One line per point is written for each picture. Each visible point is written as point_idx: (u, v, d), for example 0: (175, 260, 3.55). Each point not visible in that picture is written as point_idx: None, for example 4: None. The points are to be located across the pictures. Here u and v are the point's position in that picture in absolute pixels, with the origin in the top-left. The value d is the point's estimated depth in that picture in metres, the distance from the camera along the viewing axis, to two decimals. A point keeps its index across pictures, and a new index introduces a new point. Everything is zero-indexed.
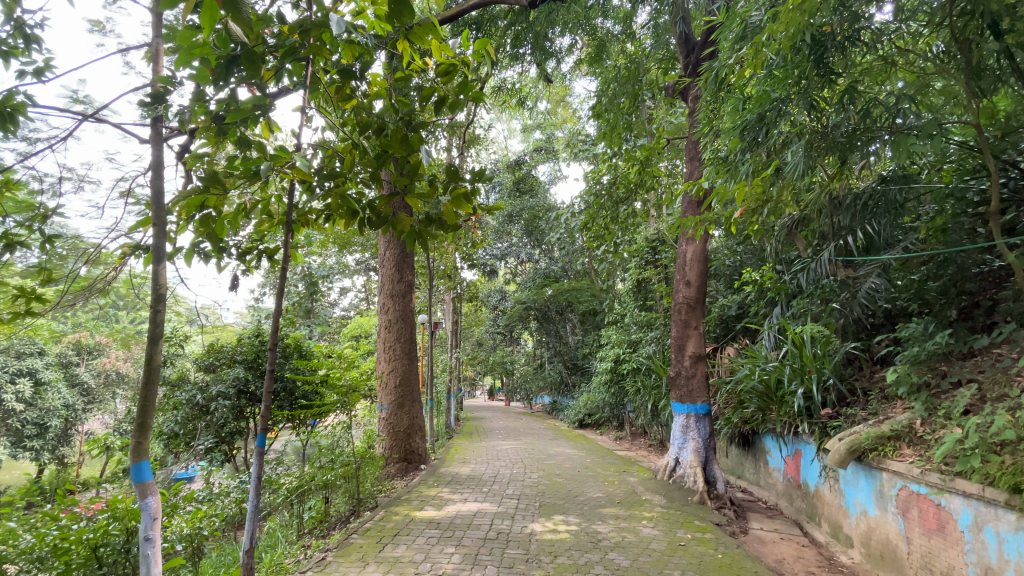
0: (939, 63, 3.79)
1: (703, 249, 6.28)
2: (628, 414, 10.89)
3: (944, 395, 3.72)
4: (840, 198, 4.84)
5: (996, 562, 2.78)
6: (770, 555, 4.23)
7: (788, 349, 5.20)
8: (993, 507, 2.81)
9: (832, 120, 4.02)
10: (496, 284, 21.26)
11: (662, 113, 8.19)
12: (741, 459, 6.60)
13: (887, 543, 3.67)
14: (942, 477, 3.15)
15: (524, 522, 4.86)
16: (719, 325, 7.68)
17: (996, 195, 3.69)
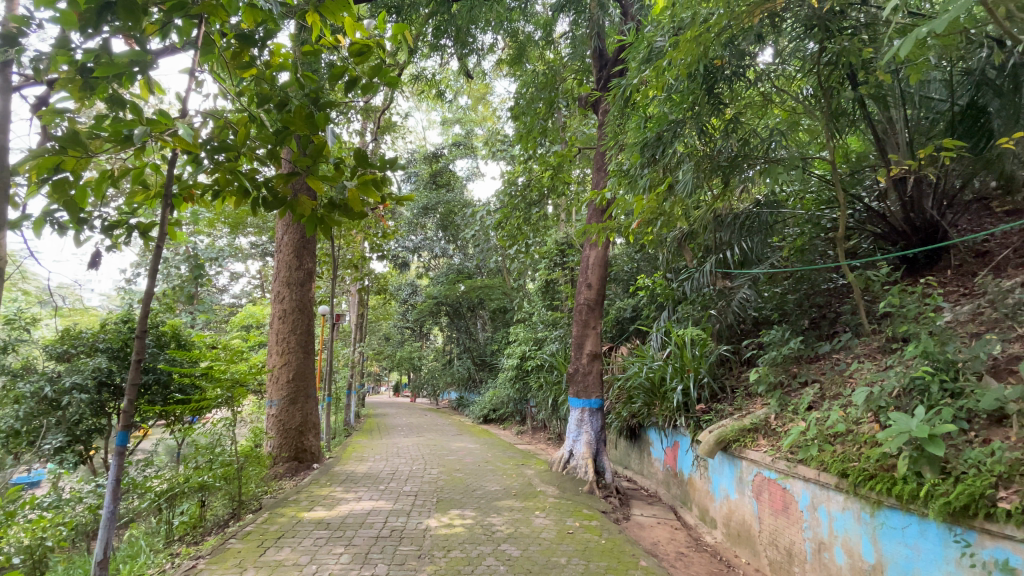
0: (807, 105, 4.34)
1: (605, 254, 6.65)
2: (530, 410, 11.22)
3: (794, 393, 4.30)
4: (723, 217, 5.23)
5: (827, 537, 3.27)
6: (647, 539, 4.61)
7: (672, 349, 5.68)
8: (826, 489, 3.29)
9: (718, 145, 4.45)
10: (408, 277, 20.78)
11: (576, 123, 8.56)
12: (628, 451, 7.11)
13: (744, 523, 4.17)
14: (788, 464, 3.64)
15: (419, 518, 4.81)
16: (615, 325, 8.19)
17: (843, 224, 4.33)
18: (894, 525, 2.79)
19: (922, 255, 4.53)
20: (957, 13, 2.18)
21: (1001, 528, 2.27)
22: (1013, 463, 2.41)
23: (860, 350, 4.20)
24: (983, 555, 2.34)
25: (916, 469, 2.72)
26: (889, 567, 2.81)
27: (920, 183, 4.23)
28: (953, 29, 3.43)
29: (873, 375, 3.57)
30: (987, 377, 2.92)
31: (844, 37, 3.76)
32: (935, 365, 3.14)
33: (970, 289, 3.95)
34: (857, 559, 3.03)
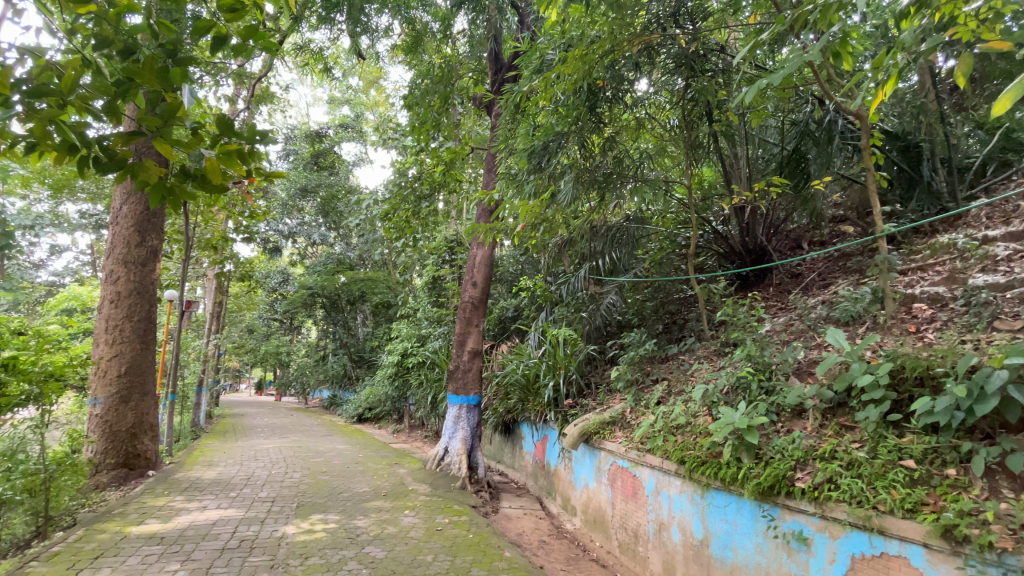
0: (673, 134, 4.86)
1: (491, 254, 6.75)
2: (408, 407, 11.02)
3: (647, 389, 4.80)
4: (597, 228, 5.60)
5: (666, 517, 3.70)
6: (513, 530, 4.80)
7: (547, 348, 5.98)
8: (667, 475, 3.72)
9: (597, 161, 4.78)
10: (280, 264, 19.11)
11: (470, 121, 8.61)
12: (501, 446, 7.32)
13: (600, 509, 4.54)
14: (639, 453, 4.04)
15: (275, 525, 4.45)
16: (497, 324, 8.37)
17: (694, 242, 4.93)
18: (718, 504, 3.25)
19: (753, 273, 5.34)
20: (789, 71, 2.59)
21: (797, 504, 2.74)
22: (807, 449, 2.94)
23: (701, 352, 4.83)
24: (783, 527, 2.82)
25: (737, 455, 3.19)
26: (713, 540, 3.27)
27: (755, 213, 4.96)
28: (786, 85, 4.08)
29: (710, 375, 4.11)
30: (792, 377, 3.53)
31: (705, 78, 4.29)
32: (756, 366, 3.71)
33: (785, 305, 4.73)
34: (689, 535, 3.47)
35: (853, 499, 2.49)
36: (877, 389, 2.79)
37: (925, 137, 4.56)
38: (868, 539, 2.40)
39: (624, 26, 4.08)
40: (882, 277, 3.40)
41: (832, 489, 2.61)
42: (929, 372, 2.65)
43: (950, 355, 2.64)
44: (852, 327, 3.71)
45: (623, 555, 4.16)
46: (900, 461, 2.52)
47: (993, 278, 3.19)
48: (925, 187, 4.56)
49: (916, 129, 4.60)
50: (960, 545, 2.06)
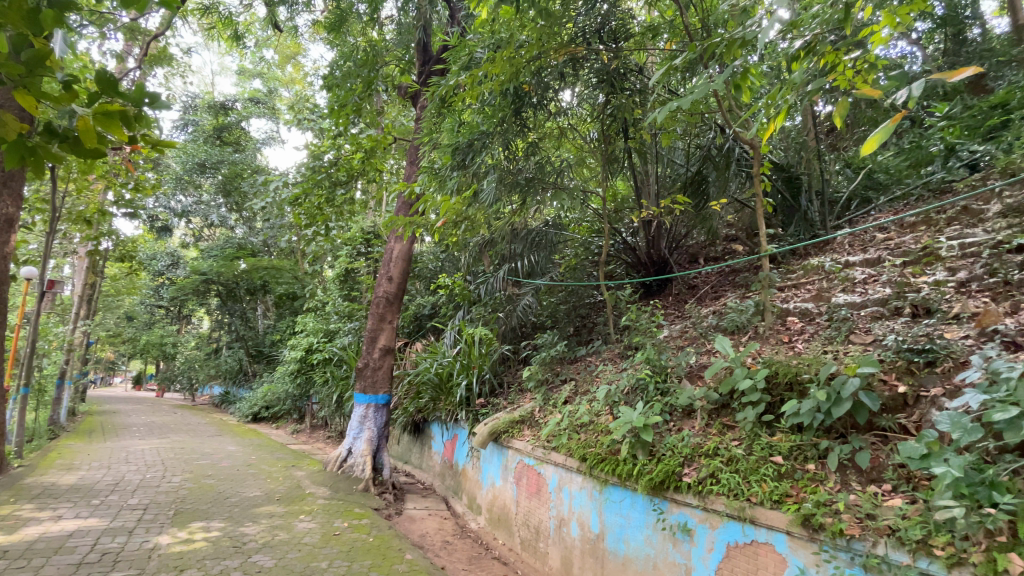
0: (592, 146, 5.07)
1: (410, 249, 6.55)
2: (311, 406, 10.42)
3: (556, 389, 4.94)
4: (517, 231, 5.80)
5: (567, 513, 3.84)
6: (416, 532, 4.71)
7: (461, 347, 5.95)
8: (570, 472, 3.85)
9: (519, 164, 4.85)
10: (170, 246, 17.20)
11: (395, 110, 8.35)
12: (409, 446, 7.16)
13: (504, 507, 4.60)
14: (544, 451, 4.14)
15: (147, 536, 3.97)
16: (412, 321, 8.15)
17: (605, 250, 5.17)
18: (615, 499, 3.43)
19: (656, 282, 5.70)
20: (697, 97, 2.79)
21: (683, 498, 2.97)
22: (694, 446, 3.18)
23: (607, 354, 5.06)
24: (670, 519, 3.03)
25: (633, 452, 3.39)
26: (608, 534, 3.44)
27: (660, 227, 5.31)
28: (693, 110, 4.42)
29: (614, 376, 4.32)
30: (685, 380, 3.80)
31: (623, 95, 4.53)
32: (654, 368, 3.96)
33: (682, 313, 5.11)
34: (586, 530, 3.62)
35: (731, 492, 2.74)
36: (755, 392, 3.09)
37: (804, 170, 5.13)
38: (741, 528, 2.65)
39: (552, 35, 4.20)
40: (764, 292, 3.79)
41: (713, 483, 2.86)
42: (797, 378, 2.99)
43: (814, 364, 2.99)
44: (738, 335, 4.09)
45: (524, 552, 4.25)
46: (771, 457, 2.80)
47: (852, 298, 3.66)
48: (802, 215, 5.15)
49: (797, 163, 5.14)
50: (817, 532, 2.33)
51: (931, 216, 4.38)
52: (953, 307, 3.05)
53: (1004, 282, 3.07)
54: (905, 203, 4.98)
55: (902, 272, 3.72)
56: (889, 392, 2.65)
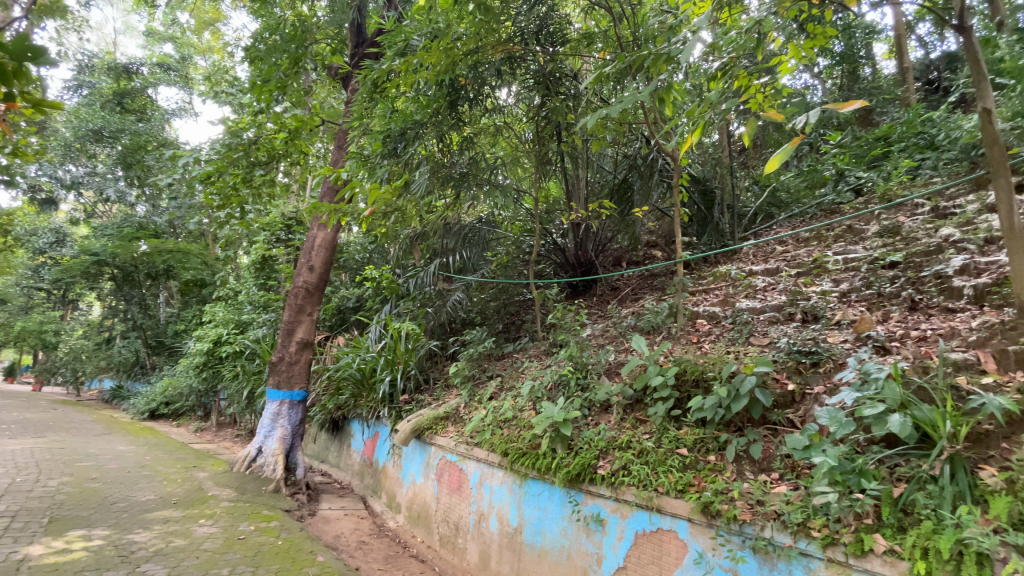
0: (527, 146, 5.14)
1: (334, 238, 6.26)
2: (219, 402, 9.67)
3: (482, 385, 4.95)
4: (450, 225, 5.71)
5: (487, 508, 3.86)
6: (330, 533, 4.52)
7: (386, 341, 5.79)
8: (491, 467, 3.88)
9: (453, 158, 4.83)
10: (54, 221, 15.20)
11: (324, 92, 7.96)
12: (327, 444, 6.86)
13: (424, 505, 4.54)
14: (467, 447, 4.14)
15: (11, 547, 3.49)
16: (335, 314, 7.80)
17: (535, 249, 5.25)
18: (534, 493, 3.50)
19: (583, 283, 5.89)
20: (625, 106, 2.91)
21: (598, 489, 3.10)
22: (610, 440, 3.32)
23: (533, 351, 5.14)
24: (585, 510, 3.16)
25: (553, 446, 3.48)
26: (526, 527, 3.51)
27: (588, 230, 5.50)
28: (622, 119, 4.61)
29: (538, 372, 4.41)
30: (604, 376, 3.95)
31: (557, 98, 4.63)
32: (576, 365, 4.09)
33: (605, 313, 5.30)
34: (505, 524, 3.67)
35: (640, 483, 2.90)
36: (666, 388, 3.28)
37: (718, 184, 5.49)
38: (649, 517, 2.81)
39: (490, 31, 4.21)
40: (678, 296, 4.03)
41: (625, 474, 3.00)
42: (703, 376, 3.21)
43: (718, 363, 3.23)
44: (654, 335, 4.33)
45: (442, 548, 4.22)
46: (677, 449, 2.98)
47: (753, 303, 3.99)
48: (714, 225, 5.53)
49: (712, 177, 5.51)
50: (714, 518, 2.53)
51: (822, 232, 4.88)
52: (835, 314, 3.43)
53: (877, 293, 3.47)
54: (801, 220, 5.51)
55: (796, 282, 4.10)
56: (780, 389, 2.92)
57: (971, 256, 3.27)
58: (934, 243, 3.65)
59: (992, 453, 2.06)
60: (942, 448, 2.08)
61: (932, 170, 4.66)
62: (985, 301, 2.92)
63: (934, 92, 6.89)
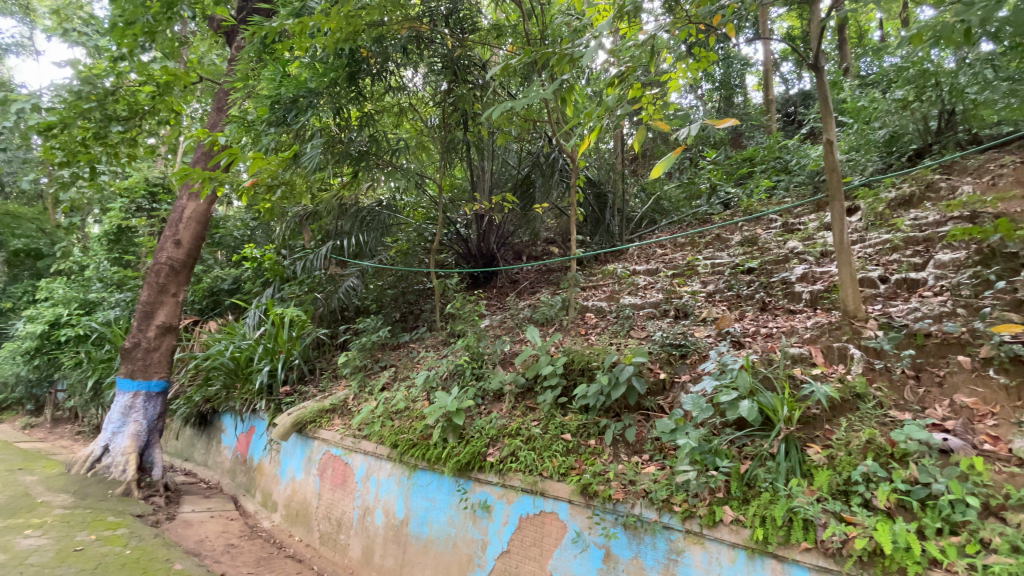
0: (431, 131, 5.05)
1: (208, 211, 5.60)
2: (56, 394, 8.25)
3: (373, 375, 4.77)
4: (346, 206, 5.36)
5: (372, 501, 3.74)
6: (192, 537, 4.07)
7: (268, 328, 5.33)
8: (379, 460, 3.76)
9: (351, 135, 4.64)
10: None
11: (204, 46, 7.09)
12: (192, 441, 6.16)
13: (304, 501, 4.28)
14: (354, 441, 3.97)
15: None
16: (207, 297, 7.02)
17: (437, 238, 5.17)
18: (422, 484, 3.45)
19: (483, 274, 5.94)
20: (528, 100, 2.95)
21: (486, 477, 3.15)
22: (500, 427, 3.37)
23: (428, 341, 5.06)
24: (472, 498, 3.19)
25: (444, 436, 3.45)
26: (412, 519, 3.45)
27: (491, 222, 5.56)
28: (528, 115, 4.70)
29: (433, 362, 4.35)
30: (498, 366, 4.00)
31: (464, 86, 4.63)
32: (471, 356, 4.10)
33: (503, 305, 5.37)
34: (391, 517, 3.57)
35: (526, 468, 3.00)
36: (555, 376, 3.42)
37: (611, 188, 5.83)
38: (533, 501, 2.92)
39: (396, 7, 4.07)
40: (571, 290, 4.21)
41: (513, 461, 3.08)
42: (589, 365, 3.40)
43: (603, 353, 3.43)
44: (546, 327, 4.49)
45: (323, 546, 4.01)
46: (562, 434, 3.11)
47: (636, 300, 4.31)
48: (606, 227, 5.87)
49: (606, 180, 5.84)
50: (592, 499, 2.69)
51: (697, 239, 5.41)
52: (702, 312, 3.82)
53: (736, 294, 3.93)
54: (679, 227, 6.04)
55: (672, 282, 4.48)
56: (654, 377, 3.18)
57: (810, 266, 3.81)
58: (783, 253, 4.20)
59: (817, 433, 2.42)
60: (780, 430, 2.39)
61: (785, 191, 5.37)
62: (817, 305, 3.40)
63: (791, 124, 7.93)
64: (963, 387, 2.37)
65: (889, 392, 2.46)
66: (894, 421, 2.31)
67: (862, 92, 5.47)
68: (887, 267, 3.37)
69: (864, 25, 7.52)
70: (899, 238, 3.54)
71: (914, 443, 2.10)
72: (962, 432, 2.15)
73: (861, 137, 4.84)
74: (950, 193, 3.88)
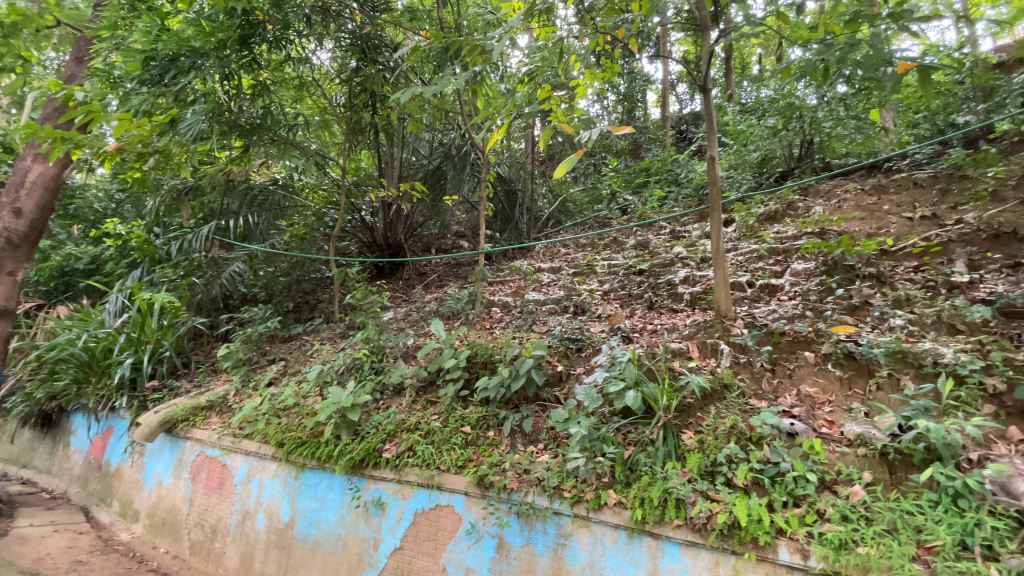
0: (336, 111, 4.79)
1: (59, 176, 4.79)
2: None
3: (259, 369, 4.41)
4: (234, 183, 4.92)
5: (253, 505, 3.45)
6: (26, 557, 3.47)
7: (132, 315, 4.70)
8: (262, 460, 3.49)
9: (241, 105, 4.27)
10: None
11: None
12: (32, 445, 5.26)
13: (172, 508, 3.84)
14: (233, 440, 3.65)
15: None
16: (56, 278, 6.02)
17: (338, 224, 4.90)
18: (310, 484, 3.26)
19: (388, 265, 5.78)
20: (436, 88, 2.88)
21: (380, 474, 3.06)
22: (398, 422, 3.29)
23: (324, 333, 4.79)
24: (365, 496, 3.07)
25: (337, 433, 3.28)
26: (298, 521, 3.25)
27: (399, 212, 5.43)
28: (440, 105, 4.61)
29: (328, 355, 4.13)
30: (399, 359, 3.89)
31: (372, 67, 4.46)
32: (371, 349, 3.95)
33: (408, 298, 5.24)
34: (274, 520, 3.33)
35: (423, 463, 2.96)
36: (457, 369, 3.40)
37: (521, 186, 5.97)
38: (428, 496, 2.89)
39: None
40: (476, 285, 4.23)
41: (410, 456, 3.03)
42: (491, 358, 3.43)
43: (505, 347, 3.48)
44: (451, 321, 4.46)
45: (193, 557, 3.63)
46: (461, 427, 3.11)
47: (538, 296, 4.43)
48: (514, 224, 5.98)
49: (517, 178, 5.95)
50: (487, 489, 2.73)
51: (597, 240, 5.70)
52: (598, 309, 4.04)
53: (628, 293, 4.21)
54: (582, 228, 6.31)
55: (573, 280, 4.67)
56: (551, 370, 3.29)
57: (692, 270, 4.19)
58: (670, 257, 4.56)
59: (690, 420, 2.66)
60: (660, 417, 2.59)
61: (675, 202, 5.84)
62: (696, 305, 3.74)
63: (682, 140, 8.65)
64: (807, 378, 2.74)
65: (750, 382, 2.78)
66: (753, 408, 2.61)
67: (742, 117, 6.11)
68: (754, 273, 3.81)
69: (745, 58, 8.40)
70: (764, 249, 4.02)
71: (768, 427, 2.40)
72: (805, 417, 2.49)
73: (739, 158, 5.42)
74: (805, 212, 4.47)
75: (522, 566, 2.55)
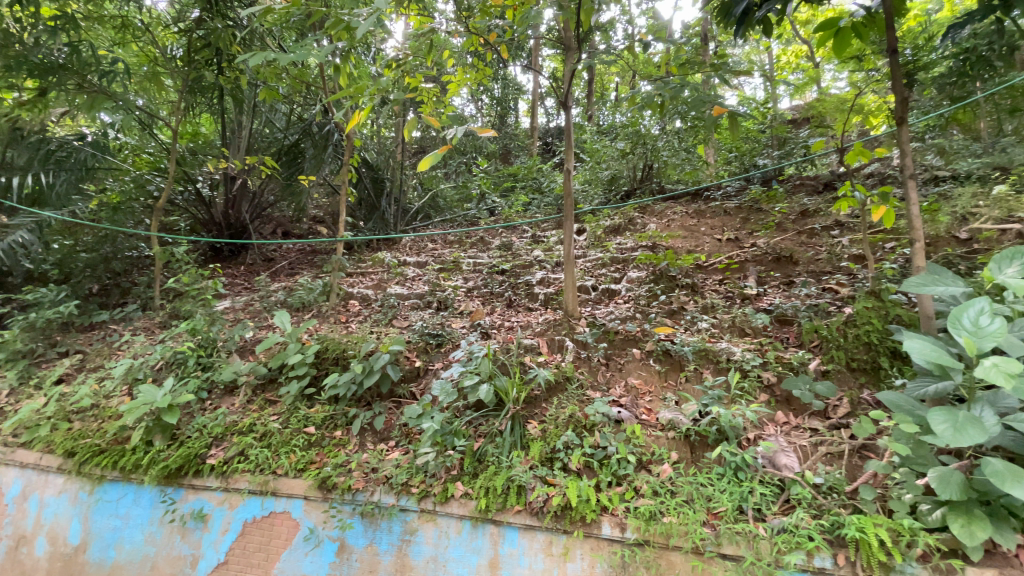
0: (170, 63, 4.14)
1: None
2: None
3: (44, 365, 3.60)
4: (23, 131, 4.06)
5: (30, 529, 2.84)
6: None
7: None
8: (45, 474, 2.88)
9: (36, 38, 3.52)
10: None
11: None
12: None
13: None
14: (4, 450, 2.98)
15: None
16: None
17: (165, 195, 4.19)
18: (110, 499, 2.76)
19: (227, 246, 5.18)
20: (293, 57, 2.61)
21: (203, 482, 2.72)
22: (228, 425, 2.93)
23: (140, 323, 4.08)
24: (182, 509, 2.69)
25: (148, 438, 2.83)
26: (92, 544, 2.72)
27: (244, 187, 4.93)
28: (300, 78, 4.16)
29: (143, 348, 3.53)
30: (234, 354, 3.48)
31: (218, 20, 3.93)
32: (199, 341, 3.45)
33: (250, 285, 4.71)
34: (59, 545, 2.77)
35: (257, 468, 2.70)
36: (303, 365, 3.15)
37: (388, 175, 5.77)
38: (261, 503, 2.64)
39: None
40: (333, 275, 3.98)
41: (240, 461, 2.73)
42: (344, 353, 3.26)
43: (360, 342, 3.32)
44: (301, 312, 4.13)
45: None
46: (304, 427, 2.89)
47: (400, 290, 4.32)
48: (380, 214, 5.76)
49: (384, 167, 5.74)
50: (329, 492, 2.59)
51: (465, 238, 5.76)
52: (458, 305, 4.08)
53: (490, 291, 4.33)
54: (451, 224, 6.33)
55: (437, 276, 4.65)
56: (409, 365, 3.23)
57: (547, 273, 4.47)
58: (530, 260, 4.81)
59: (535, 411, 2.83)
60: (509, 409, 2.72)
61: (538, 208, 6.17)
62: (549, 304, 4.00)
63: (548, 151, 9.18)
64: (634, 371, 3.10)
65: (589, 375, 3.05)
66: (588, 399, 2.86)
67: (599, 137, 6.70)
68: (598, 279, 4.20)
69: (605, 84, 9.20)
70: (608, 257, 4.47)
71: (600, 415, 2.66)
72: (630, 406, 2.81)
73: (594, 174, 5.93)
74: (643, 227, 5.07)
75: (364, 567, 2.46)
